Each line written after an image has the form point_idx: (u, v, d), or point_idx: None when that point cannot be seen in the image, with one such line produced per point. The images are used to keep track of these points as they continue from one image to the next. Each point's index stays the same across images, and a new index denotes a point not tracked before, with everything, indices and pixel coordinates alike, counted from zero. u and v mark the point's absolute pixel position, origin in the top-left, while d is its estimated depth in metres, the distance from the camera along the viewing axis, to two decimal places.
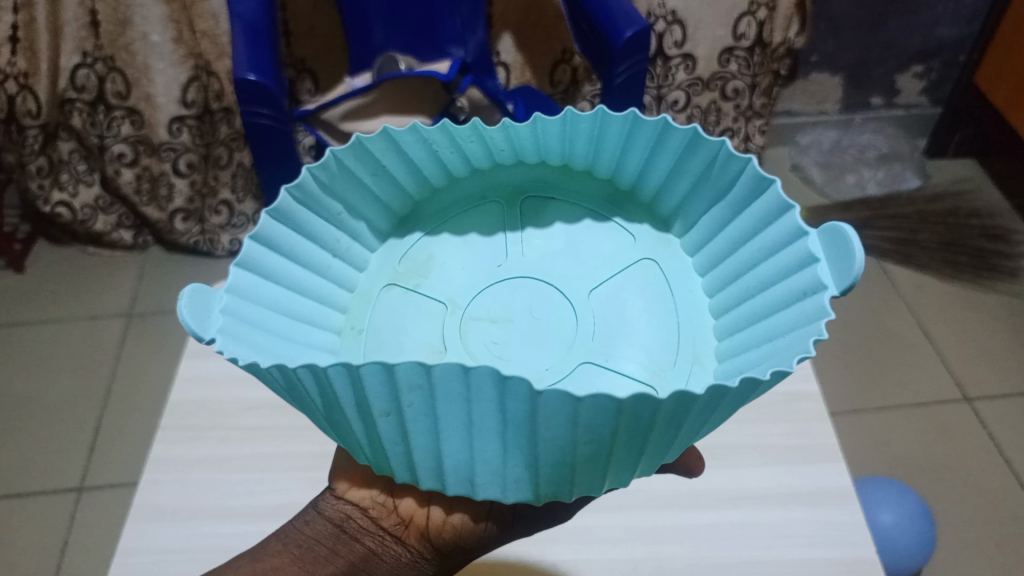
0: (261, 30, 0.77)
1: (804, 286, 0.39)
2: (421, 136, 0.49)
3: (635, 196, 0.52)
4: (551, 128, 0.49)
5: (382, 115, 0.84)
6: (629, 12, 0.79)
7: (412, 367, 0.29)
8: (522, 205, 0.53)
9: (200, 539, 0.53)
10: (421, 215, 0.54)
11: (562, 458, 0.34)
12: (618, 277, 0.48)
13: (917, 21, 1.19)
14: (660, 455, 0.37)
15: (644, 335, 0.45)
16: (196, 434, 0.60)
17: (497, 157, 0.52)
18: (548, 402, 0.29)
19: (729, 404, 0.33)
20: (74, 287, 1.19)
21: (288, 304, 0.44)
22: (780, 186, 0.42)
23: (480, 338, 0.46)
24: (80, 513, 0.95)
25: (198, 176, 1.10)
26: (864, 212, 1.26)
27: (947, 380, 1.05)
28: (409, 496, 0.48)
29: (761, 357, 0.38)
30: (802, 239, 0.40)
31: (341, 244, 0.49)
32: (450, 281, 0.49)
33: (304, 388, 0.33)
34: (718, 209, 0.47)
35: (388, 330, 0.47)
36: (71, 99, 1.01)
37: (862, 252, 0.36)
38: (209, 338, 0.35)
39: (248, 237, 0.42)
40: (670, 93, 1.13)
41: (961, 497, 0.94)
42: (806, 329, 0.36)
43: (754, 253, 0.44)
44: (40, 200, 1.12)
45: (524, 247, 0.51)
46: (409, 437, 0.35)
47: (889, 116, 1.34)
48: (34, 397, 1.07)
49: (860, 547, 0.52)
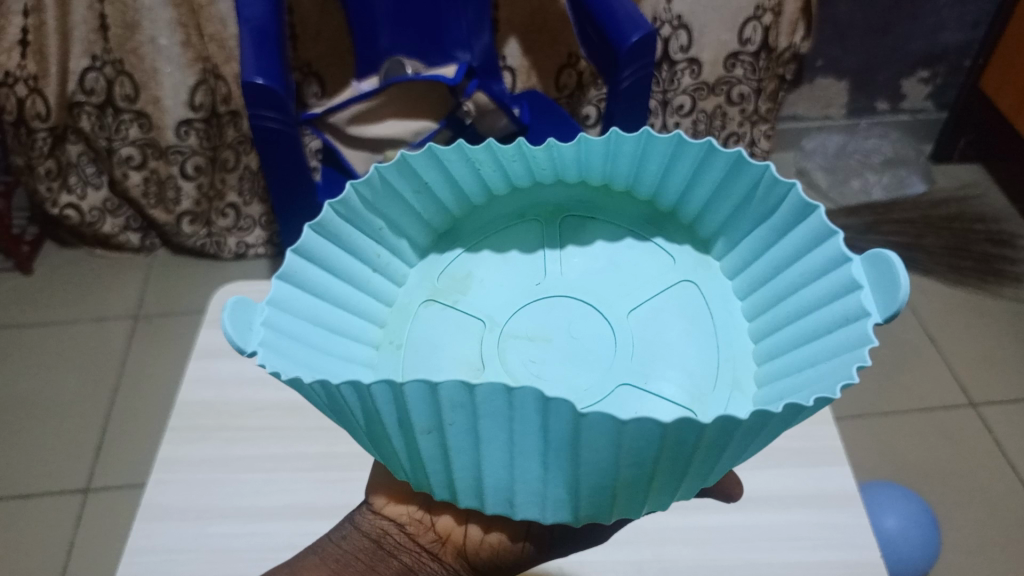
0: (269, 33, 0.78)
1: (847, 310, 0.39)
2: (465, 157, 0.50)
3: (676, 217, 0.52)
4: (594, 149, 0.49)
5: (387, 119, 0.85)
6: (635, 17, 0.79)
7: (454, 386, 0.30)
8: (562, 223, 0.53)
9: (207, 539, 0.54)
10: (460, 232, 0.54)
11: (605, 481, 0.34)
12: (657, 297, 0.49)
13: (922, 26, 1.19)
14: (701, 479, 0.37)
15: (683, 356, 0.45)
16: (202, 434, 0.60)
17: (538, 175, 0.52)
18: (591, 425, 0.30)
19: (772, 429, 0.33)
20: (82, 289, 1.19)
21: (327, 318, 0.44)
22: (823, 212, 0.42)
23: (518, 357, 0.46)
24: (86, 513, 0.96)
25: (205, 179, 1.11)
26: (869, 217, 1.26)
27: (953, 385, 1.04)
28: (447, 513, 0.49)
29: (804, 382, 0.38)
30: (843, 264, 0.40)
31: (380, 259, 0.50)
32: (488, 298, 0.50)
33: (348, 405, 0.34)
34: (759, 233, 0.47)
35: (426, 346, 0.47)
36: (79, 102, 1.02)
37: (908, 279, 0.36)
38: (250, 351, 0.36)
39: (290, 251, 0.43)
40: (676, 98, 1.13)
41: (967, 502, 0.94)
42: (849, 356, 0.36)
43: (796, 279, 0.44)
44: (48, 203, 1.12)
45: (562, 266, 0.51)
46: (452, 456, 0.35)
47: (894, 120, 1.34)
48: (41, 398, 1.07)
49: (864, 549, 0.52)
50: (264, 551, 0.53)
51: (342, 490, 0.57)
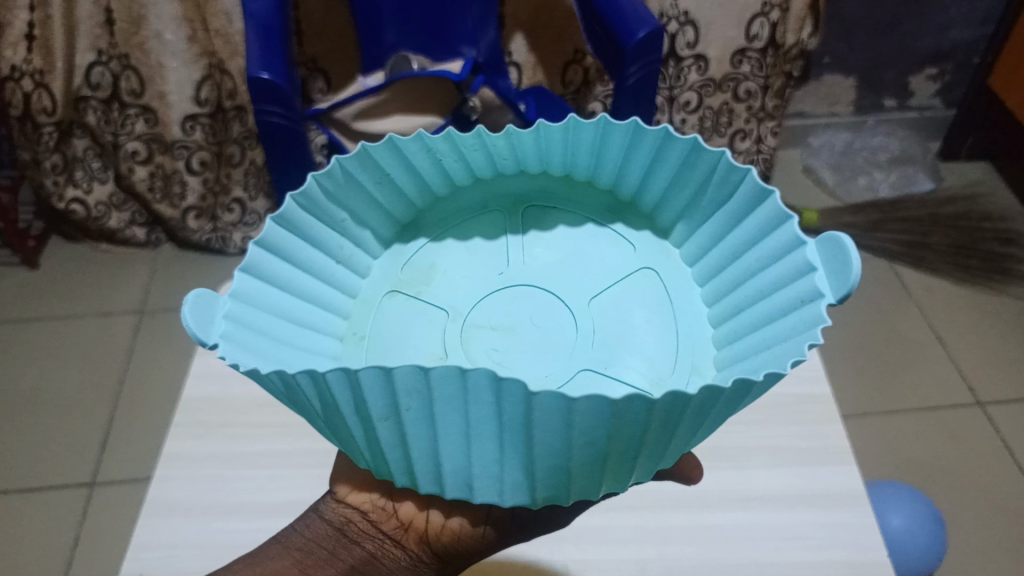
0: (273, 30, 0.78)
1: (802, 293, 0.38)
2: (426, 146, 0.50)
3: (636, 206, 0.52)
4: (554, 137, 0.49)
5: (393, 114, 0.85)
6: (642, 13, 0.79)
7: (407, 371, 0.30)
8: (524, 213, 0.53)
9: (211, 535, 0.54)
10: (423, 223, 0.54)
11: (558, 463, 0.35)
12: (619, 284, 0.49)
13: (932, 23, 1.18)
14: (658, 461, 0.37)
15: (645, 343, 0.45)
16: (207, 430, 0.60)
17: (500, 165, 0.52)
18: (542, 406, 0.30)
19: (722, 408, 0.34)
20: (87, 284, 1.19)
21: (291, 309, 0.44)
22: (778, 197, 0.42)
23: (482, 346, 0.46)
24: (91, 507, 0.96)
25: (210, 174, 1.11)
26: (875, 215, 1.24)
27: (959, 384, 1.04)
28: (409, 499, 0.49)
29: (757, 365, 0.38)
30: (798, 248, 0.40)
31: (344, 251, 0.50)
32: (454, 288, 0.50)
33: (303, 394, 0.34)
34: (715, 222, 0.47)
35: (393, 336, 0.47)
36: (85, 97, 1.02)
37: (859, 261, 0.36)
38: (211, 343, 0.36)
39: (252, 243, 0.43)
40: (682, 94, 1.12)
41: (973, 501, 0.93)
42: (801, 336, 0.36)
43: (752, 263, 0.44)
44: (54, 197, 1.13)
45: (526, 256, 0.51)
46: (407, 442, 0.35)
47: (901, 118, 1.33)
48: (47, 392, 1.08)
49: (869, 549, 0.52)
50: None
51: None
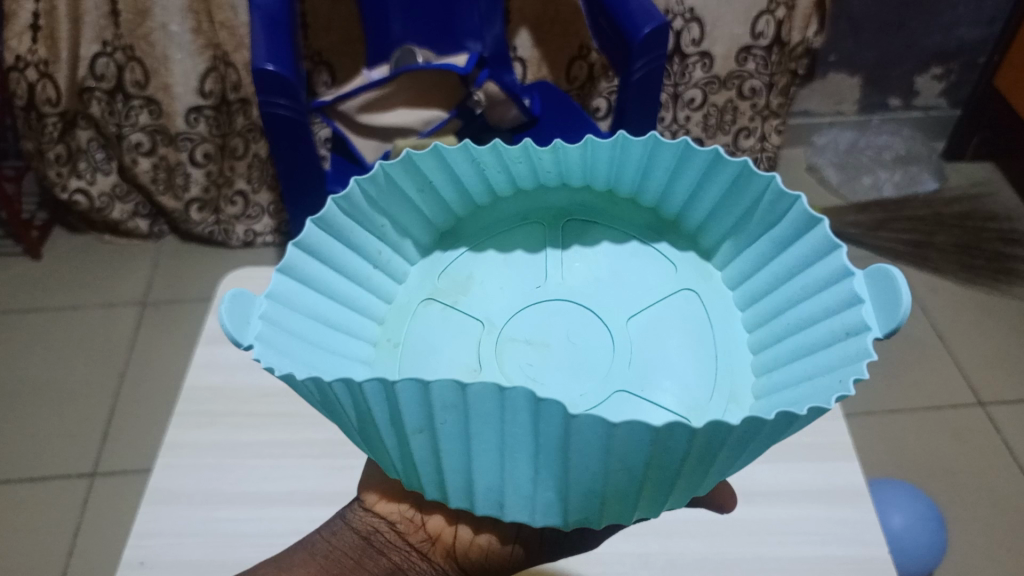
0: (280, 21, 0.78)
1: (847, 327, 0.38)
2: (471, 157, 0.49)
3: (680, 225, 0.51)
4: (602, 153, 0.49)
5: (398, 108, 0.85)
6: (648, 10, 0.78)
7: (445, 387, 0.30)
8: (565, 227, 0.52)
9: (216, 524, 0.53)
10: (461, 232, 0.53)
11: (593, 486, 0.34)
12: (659, 305, 0.47)
13: (938, 22, 1.18)
14: (694, 488, 0.37)
15: (680, 367, 0.45)
16: (211, 419, 0.59)
17: (543, 179, 0.52)
18: (582, 427, 0.29)
19: (764, 438, 0.33)
20: (90, 275, 1.19)
21: (326, 313, 0.44)
22: (828, 225, 0.42)
23: (516, 362, 0.45)
24: (93, 497, 0.96)
25: (214, 166, 1.12)
26: (879, 214, 1.24)
27: (963, 384, 1.04)
28: (438, 513, 0.49)
29: (797, 398, 0.38)
30: (846, 280, 0.40)
31: (382, 256, 0.49)
32: (488, 299, 0.49)
33: (338, 401, 0.34)
34: (759, 248, 0.47)
35: (424, 346, 0.46)
36: (90, 88, 1.02)
37: (909, 294, 0.36)
38: (246, 344, 0.36)
39: (291, 243, 0.43)
40: (686, 92, 1.12)
41: (975, 501, 0.93)
42: (847, 369, 0.36)
43: (796, 293, 0.44)
44: (58, 187, 1.13)
45: (563, 271, 0.50)
46: (442, 457, 0.35)
47: (907, 117, 1.33)
48: (48, 383, 1.08)
49: (872, 544, 0.51)
50: (275, 538, 0.53)
51: (349, 477, 0.56)
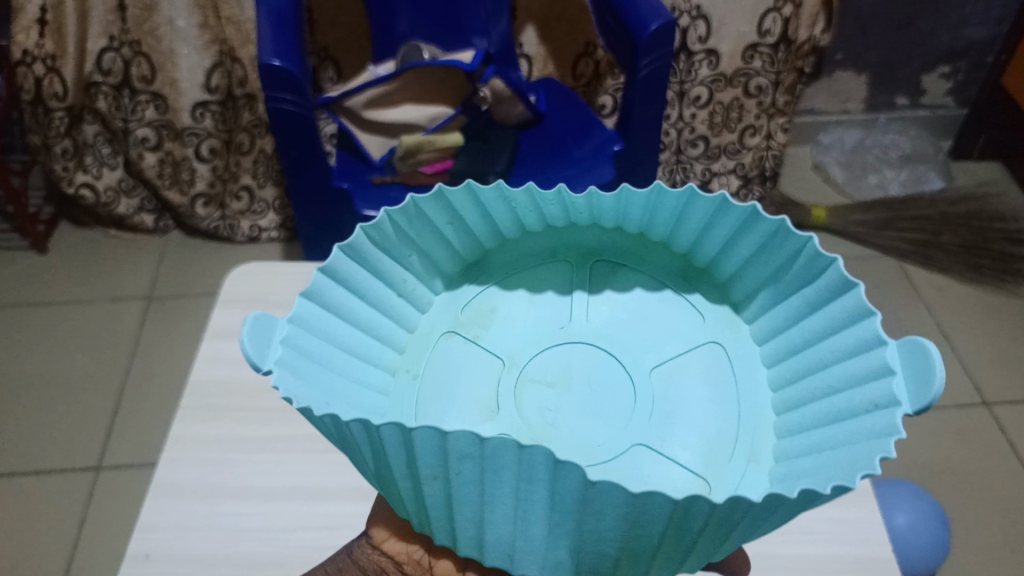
0: (287, 16, 0.78)
1: (875, 397, 0.37)
2: (503, 196, 0.48)
3: (711, 274, 0.50)
4: (636, 199, 0.47)
5: (405, 103, 0.85)
6: (656, 7, 0.78)
7: (464, 438, 0.30)
8: (592, 267, 0.51)
9: (218, 518, 0.52)
10: (488, 265, 0.52)
11: (607, 549, 0.34)
12: (682, 356, 0.46)
13: (947, 20, 1.18)
14: (710, 553, 0.36)
15: (701, 420, 0.44)
16: (214, 414, 0.57)
17: (574, 217, 0.50)
18: (600, 491, 0.29)
19: (788, 510, 0.32)
20: (96, 268, 1.20)
21: (348, 341, 0.44)
22: (864, 291, 0.40)
23: (535, 403, 0.44)
24: (97, 490, 0.96)
25: (220, 162, 1.12)
26: (886, 213, 1.24)
27: (967, 384, 1.04)
28: (447, 558, 0.47)
29: (821, 467, 0.36)
30: (878, 348, 0.38)
31: (407, 284, 0.49)
32: (511, 337, 0.48)
33: (356, 442, 0.34)
34: (793, 303, 0.45)
35: (442, 379, 0.46)
36: (96, 82, 1.03)
37: (942, 373, 0.34)
38: (265, 370, 0.37)
39: (315, 270, 0.43)
40: (693, 89, 1.12)
41: (979, 501, 0.93)
42: (871, 446, 0.34)
43: (826, 355, 0.42)
44: (64, 181, 1.13)
45: (589, 313, 0.49)
46: (455, 503, 0.35)
47: (914, 116, 1.32)
48: (53, 377, 1.08)
49: (876, 544, 0.51)
50: (276, 533, 0.52)
51: (353, 472, 0.55)
